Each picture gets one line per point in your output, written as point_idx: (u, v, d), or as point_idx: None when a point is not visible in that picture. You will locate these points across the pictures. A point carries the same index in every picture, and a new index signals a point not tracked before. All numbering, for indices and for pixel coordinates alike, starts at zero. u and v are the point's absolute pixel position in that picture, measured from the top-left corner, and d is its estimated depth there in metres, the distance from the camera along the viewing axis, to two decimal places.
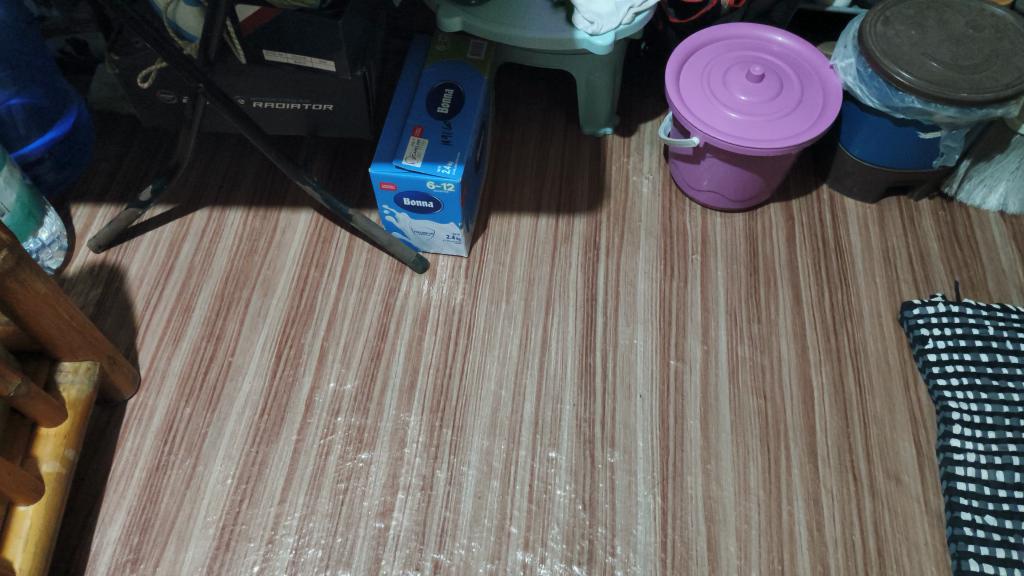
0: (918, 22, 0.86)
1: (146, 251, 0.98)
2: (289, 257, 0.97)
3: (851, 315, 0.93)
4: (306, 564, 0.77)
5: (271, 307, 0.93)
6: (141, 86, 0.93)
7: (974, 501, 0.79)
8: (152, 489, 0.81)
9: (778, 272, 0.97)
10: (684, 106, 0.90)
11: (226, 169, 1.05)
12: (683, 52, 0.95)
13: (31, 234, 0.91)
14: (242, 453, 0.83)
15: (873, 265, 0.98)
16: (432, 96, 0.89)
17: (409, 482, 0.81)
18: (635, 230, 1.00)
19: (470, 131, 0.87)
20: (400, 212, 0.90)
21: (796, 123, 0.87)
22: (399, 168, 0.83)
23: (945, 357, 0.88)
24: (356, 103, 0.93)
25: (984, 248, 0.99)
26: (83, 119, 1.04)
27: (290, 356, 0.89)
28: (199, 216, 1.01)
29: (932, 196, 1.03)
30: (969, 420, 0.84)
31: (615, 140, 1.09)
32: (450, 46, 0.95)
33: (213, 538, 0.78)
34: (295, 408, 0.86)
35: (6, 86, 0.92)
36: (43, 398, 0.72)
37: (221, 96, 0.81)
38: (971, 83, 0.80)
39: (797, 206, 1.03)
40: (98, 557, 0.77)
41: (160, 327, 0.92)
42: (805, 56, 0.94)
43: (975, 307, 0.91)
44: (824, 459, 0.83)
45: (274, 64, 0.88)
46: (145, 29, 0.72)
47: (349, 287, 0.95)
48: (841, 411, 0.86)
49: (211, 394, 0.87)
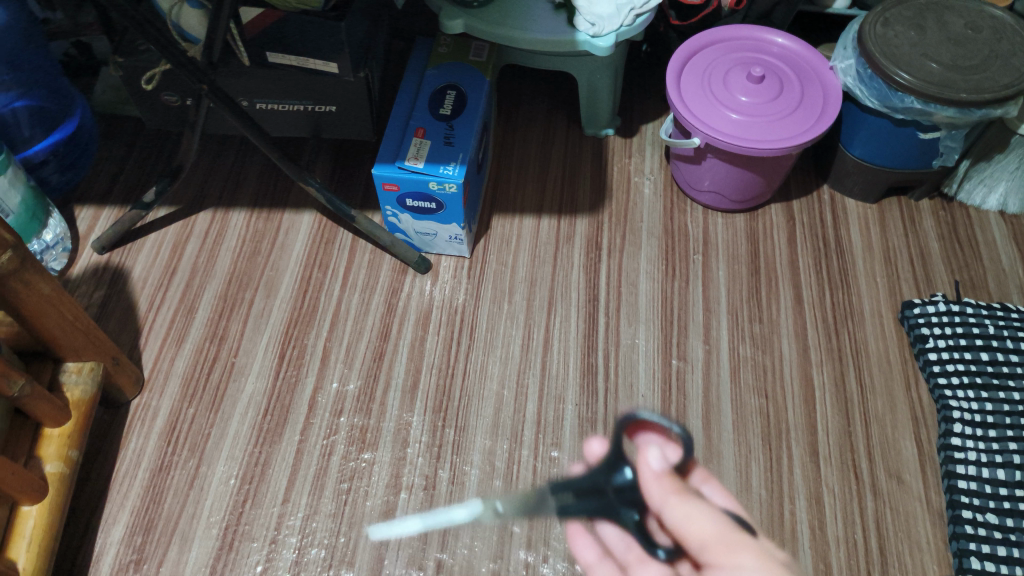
0: (917, 23, 0.86)
1: (149, 252, 0.98)
2: (292, 259, 0.98)
3: (852, 314, 0.94)
4: (309, 564, 0.77)
5: (274, 308, 0.93)
6: (145, 88, 0.93)
7: (975, 499, 0.80)
8: (155, 489, 0.81)
9: (779, 272, 0.97)
10: (684, 107, 0.90)
11: (229, 170, 1.06)
12: (684, 53, 0.95)
13: (35, 236, 0.91)
14: (245, 453, 0.83)
15: (874, 265, 0.98)
16: (434, 97, 0.90)
17: (412, 482, 0.81)
18: (636, 231, 1.00)
19: (472, 132, 0.87)
20: (403, 213, 0.91)
21: (797, 123, 0.88)
22: (402, 168, 0.84)
23: (946, 357, 0.88)
24: (359, 105, 0.94)
25: (984, 248, 0.99)
26: (86, 119, 1.04)
27: (294, 357, 0.90)
28: (202, 218, 1.01)
29: (932, 196, 1.04)
30: (970, 419, 0.84)
31: (616, 141, 1.10)
32: (452, 48, 0.96)
33: (216, 538, 0.78)
34: (298, 408, 0.86)
35: (10, 88, 0.93)
36: (46, 398, 0.73)
37: (224, 97, 0.82)
38: (971, 83, 0.81)
39: (798, 207, 1.03)
40: (101, 557, 0.77)
41: (164, 328, 0.92)
42: (806, 57, 0.94)
43: (976, 306, 0.92)
44: (825, 458, 0.83)
45: (277, 66, 0.88)
46: (147, 29, 0.72)
47: (352, 287, 0.95)
48: (842, 411, 0.87)
49: (214, 394, 0.87)
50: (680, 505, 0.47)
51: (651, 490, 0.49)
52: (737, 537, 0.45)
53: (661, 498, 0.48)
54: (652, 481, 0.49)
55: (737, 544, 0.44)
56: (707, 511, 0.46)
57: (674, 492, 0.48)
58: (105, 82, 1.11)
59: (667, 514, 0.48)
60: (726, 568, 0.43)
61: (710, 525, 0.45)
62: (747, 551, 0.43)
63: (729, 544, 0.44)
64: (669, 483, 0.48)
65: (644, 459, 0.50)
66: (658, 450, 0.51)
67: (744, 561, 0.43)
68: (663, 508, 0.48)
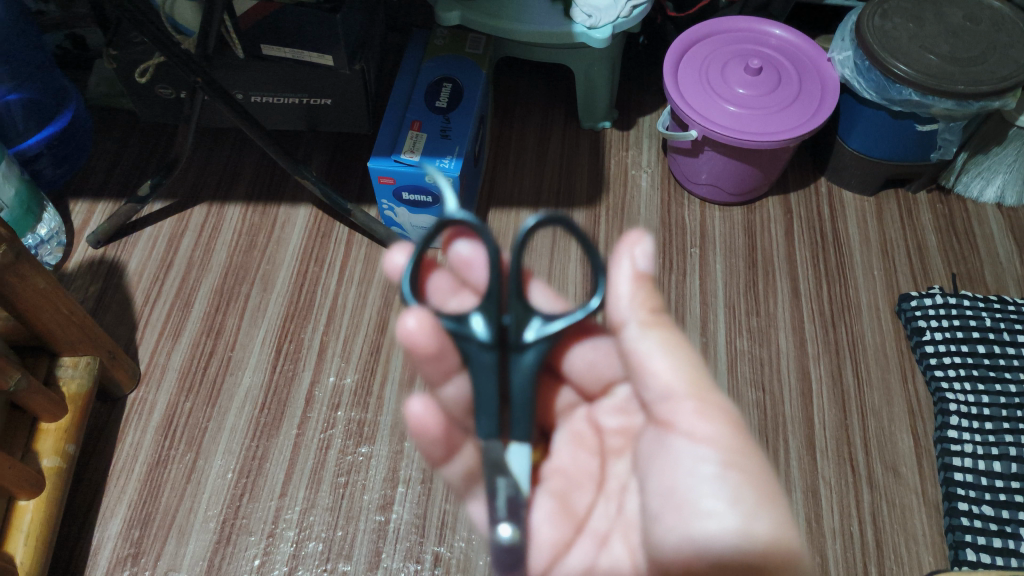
0: (914, 15, 0.86)
1: (144, 247, 0.98)
2: (287, 252, 0.97)
3: (849, 307, 0.94)
4: (306, 557, 0.77)
5: (270, 303, 0.93)
6: (139, 81, 0.93)
7: (971, 491, 0.80)
8: (152, 483, 0.81)
9: (777, 265, 0.97)
10: (682, 99, 0.90)
11: (225, 164, 1.05)
12: (681, 45, 0.94)
13: (30, 230, 0.91)
14: (242, 447, 0.83)
15: (872, 258, 0.98)
16: (430, 90, 0.90)
17: (409, 475, 0.82)
18: (634, 224, 1.00)
19: (469, 125, 0.87)
20: (399, 206, 0.91)
21: (795, 115, 0.87)
22: (398, 162, 0.83)
23: (942, 349, 0.89)
24: (355, 96, 0.93)
25: (981, 241, 0.99)
26: (85, 113, 1.04)
27: (290, 351, 0.90)
28: (198, 212, 1.01)
29: (930, 189, 1.03)
30: (966, 411, 0.85)
31: (614, 133, 1.09)
32: (448, 40, 0.95)
33: (213, 532, 0.78)
34: (294, 402, 0.86)
35: (4, 81, 0.93)
36: (43, 392, 0.72)
37: (218, 90, 0.82)
38: (968, 75, 0.80)
39: (796, 200, 1.03)
40: (99, 551, 0.77)
41: (160, 322, 0.92)
42: (804, 50, 0.94)
43: (973, 299, 0.92)
44: (821, 450, 0.84)
45: (273, 59, 0.88)
46: (145, 25, 0.71)
47: (349, 281, 0.95)
48: (838, 402, 0.87)
49: (211, 388, 0.87)
50: (648, 335, 0.46)
51: (621, 306, 0.47)
52: (709, 395, 0.45)
53: (632, 319, 0.47)
54: (625, 284, 0.47)
55: (709, 408, 0.45)
56: (681, 351, 0.46)
57: (645, 310, 0.47)
58: (99, 76, 1.09)
59: (631, 332, 0.47)
60: (695, 441, 0.44)
61: (677, 369, 0.46)
62: (715, 412, 0.45)
63: (705, 405, 0.45)
64: (644, 299, 0.47)
65: (628, 255, 0.47)
66: (645, 247, 0.47)
67: (717, 438, 0.44)
68: (626, 327, 0.47)
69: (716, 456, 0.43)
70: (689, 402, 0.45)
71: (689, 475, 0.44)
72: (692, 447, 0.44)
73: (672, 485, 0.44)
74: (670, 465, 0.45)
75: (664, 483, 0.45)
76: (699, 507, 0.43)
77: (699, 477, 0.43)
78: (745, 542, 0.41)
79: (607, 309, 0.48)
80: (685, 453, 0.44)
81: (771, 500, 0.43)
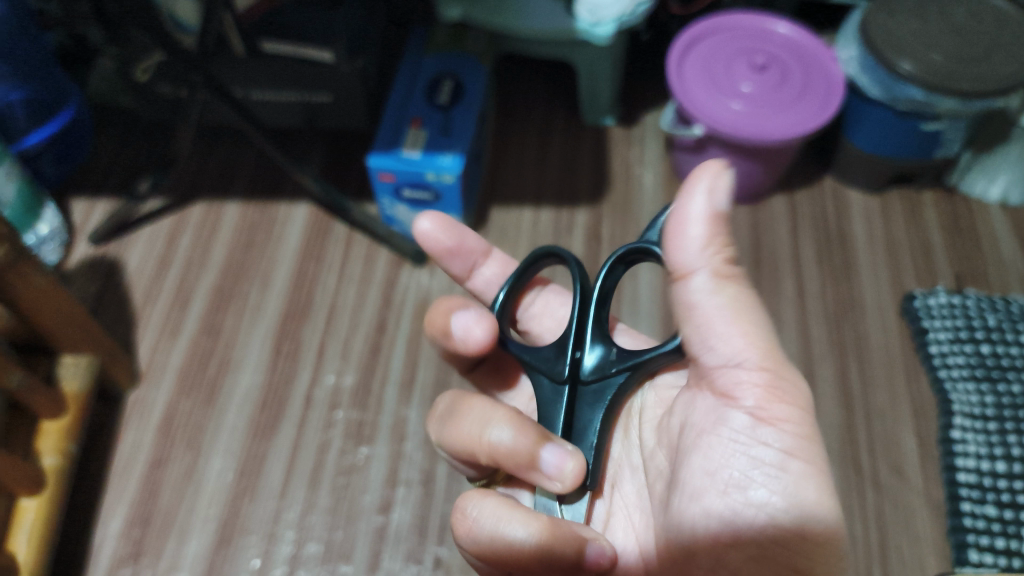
0: (918, 13, 0.85)
1: (144, 244, 0.97)
2: (287, 249, 0.97)
3: (853, 307, 0.93)
4: (306, 558, 0.76)
5: (270, 301, 0.92)
6: (139, 79, 0.93)
7: (974, 492, 0.79)
8: (152, 483, 0.80)
9: (780, 264, 0.96)
10: (686, 96, 0.89)
11: (225, 160, 1.05)
12: (685, 41, 0.93)
13: (31, 228, 0.90)
14: (242, 447, 0.82)
15: (876, 257, 0.97)
16: (430, 86, 0.89)
17: (409, 476, 0.81)
18: (636, 220, 0.99)
19: (471, 123, 0.86)
20: (400, 204, 0.90)
21: (800, 112, 0.87)
22: (399, 159, 0.83)
23: (946, 349, 0.88)
24: (355, 93, 0.93)
25: (986, 240, 0.98)
26: (86, 110, 1.03)
27: (290, 350, 0.89)
28: (198, 209, 1.00)
29: (933, 188, 1.03)
30: (969, 411, 0.84)
31: (616, 131, 1.09)
32: (449, 37, 0.95)
33: (213, 532, 0.78)
34: (294, 402, 0.85)
35: (7, 79, 0.88)
36: (43, 390, 0.71)
37: (218, 87, 0.81)
38: (972, 74, 0.80)
39: (800, 198, 1.02)
40: (99, 551, 0.77)
41: (160, 320, 0.91)
42: (807, 46, 0.93)
43: (977, 298, 0.91)
44: (826, 450, 0.83)
45: (274, 57, 0.87)
46: (144, 20, 0.70)
47: (349, 279, 0.94)
48: (843, 403, 0.86)
49: (211, 388, 0.86)
50: (715, 294, 0.47)
51: (688, 253, 0.47)
52: (780, 374, 0.47)
53: (703, 268, 0.47)
54: (700, 227, 0.46)
55: (778, 391, 0.47)
56: (749, 321, 0.47)
57: (717, 270, 0.47)
58: (98, 73, 1.09)
59: (696, 281, 0.47)
60: (761, 421, 0.46)
61: (748, 338, 0.47)
62: (785, 398, 0.47)
63: (775, 386, 0.47)
64: (717, 250, 0.47)
65: (710, 190, 0.45)
66: (722, 185, 0.46)
67: (780, 424, 0.46)
68: (692, 276, 0.47)
69: (778, 441, 0.46)
70: (759, 375, 0.47)
71: (745, 457, 0.46)
72: (753, 425, 0.46)
73: (718, 464, 0.46)
74: (717, 440, 0.47)
75: (711, 462, 0.47)
76: (750, 495, 0.45)
77: (754, 461, 0.46)
78: (800, 538, 0.44)
79: (673, 253, 0.48)
80: (744, 431, 0.46)
81: (830, 497, 0.45)
